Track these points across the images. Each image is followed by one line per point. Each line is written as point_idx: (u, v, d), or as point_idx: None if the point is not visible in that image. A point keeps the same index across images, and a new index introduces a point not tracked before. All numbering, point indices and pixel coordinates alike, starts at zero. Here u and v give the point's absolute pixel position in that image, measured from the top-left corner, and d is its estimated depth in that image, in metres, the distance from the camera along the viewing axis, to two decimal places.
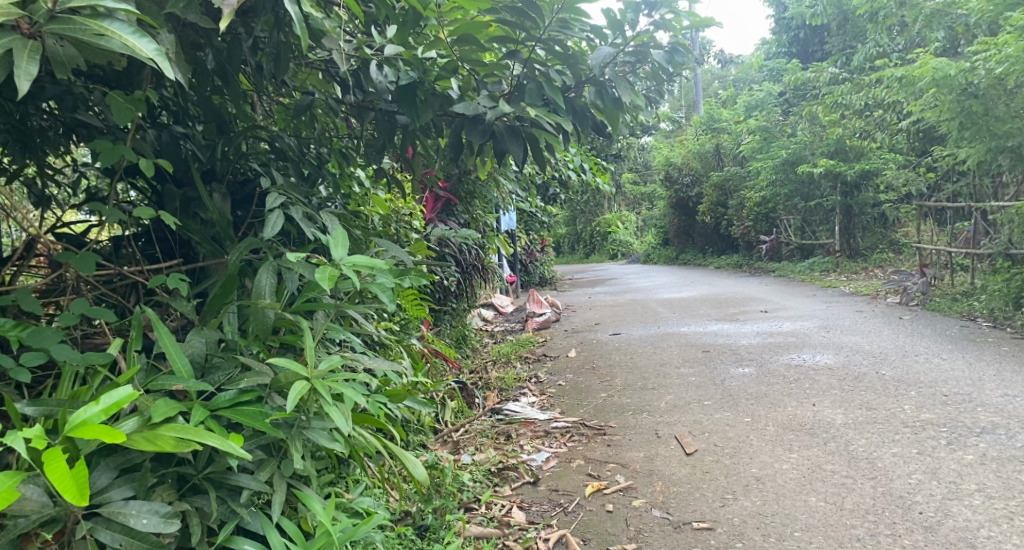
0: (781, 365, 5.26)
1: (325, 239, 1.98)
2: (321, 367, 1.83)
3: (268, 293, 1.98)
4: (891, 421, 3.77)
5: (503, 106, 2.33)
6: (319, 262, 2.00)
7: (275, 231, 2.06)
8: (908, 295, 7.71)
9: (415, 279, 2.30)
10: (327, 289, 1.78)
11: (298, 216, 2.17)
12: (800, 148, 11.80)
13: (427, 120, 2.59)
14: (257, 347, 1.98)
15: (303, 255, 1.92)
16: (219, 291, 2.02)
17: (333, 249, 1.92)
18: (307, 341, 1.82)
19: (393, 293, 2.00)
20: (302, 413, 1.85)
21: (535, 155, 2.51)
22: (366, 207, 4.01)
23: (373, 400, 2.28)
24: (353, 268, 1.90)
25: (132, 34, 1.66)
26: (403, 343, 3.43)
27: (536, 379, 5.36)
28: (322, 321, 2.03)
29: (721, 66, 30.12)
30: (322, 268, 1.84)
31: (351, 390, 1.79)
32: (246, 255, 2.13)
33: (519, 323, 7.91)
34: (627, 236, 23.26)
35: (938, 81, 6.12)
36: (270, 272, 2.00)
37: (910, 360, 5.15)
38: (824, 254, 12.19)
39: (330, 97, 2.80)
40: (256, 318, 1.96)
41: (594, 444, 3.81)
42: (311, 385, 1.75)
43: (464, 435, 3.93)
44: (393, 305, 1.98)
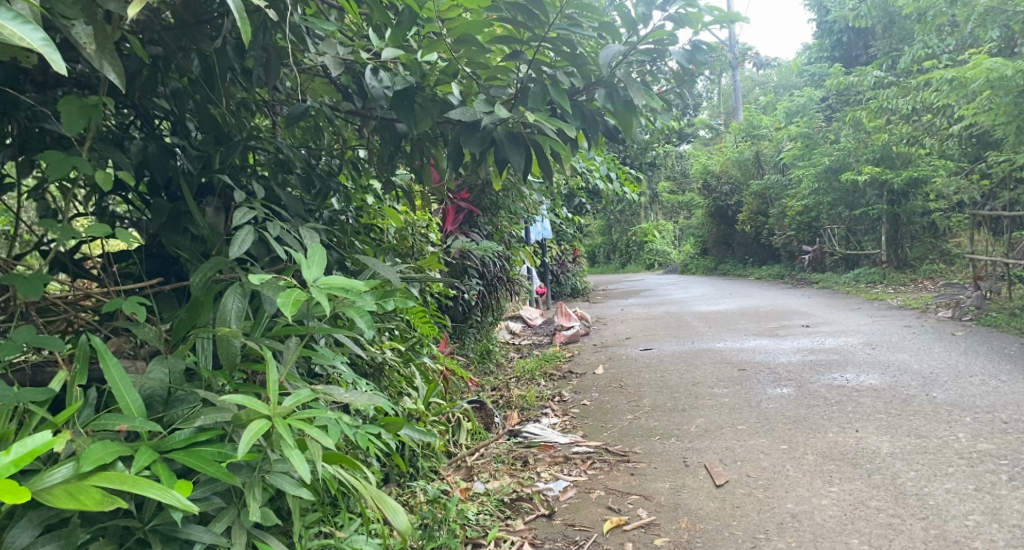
0: (822, 385, 4.96)
1: (297, 257, 1.76)
2: (286, 401, 1.64)
3: (232, 319, 1.78)
4: (944, 452, 3.46)
5: (502, 111, 2.12)
6: (288, 281, 1.78)
7: (240, 251, 1.87)
8: (961, 310, 7.32)
9: (404, 298, 2.09)
10: (289, 316, 1.56)
11: (268, 236, 1.97)
12: (844, 154, 11.41)
13: (426, 128, 2.35)
14: (223, 379, 1.79)
15: (269, 276, 1.70)
16: (184, 316, 1.82)
17: (303, 269, 1.69)
18: (270, 375, 1.63)
19: (374, 318, 1.78)
20: (266, 452, 1.68)
21: (539, 164, 2.30)
22: (380, 221, 3.84)
23: (365, 432, 2.06)
24: (324, 292, 1.67)
25: (14, 21, 1.46)
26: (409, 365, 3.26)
27: (560, 398, 5.12)
28: (295, 348, 1.82)
29: (762, 71, 29.55)
30: (285, 293, 1.62)
31: (319, 431, 1.59)
32: (215, 278, 1.94)
33: (548, 337, 7.67)
34: (664, 246, 22.93)
35: (993, 82, 5.75)
36: (238, 295, 1.79)
37: (964, 381, 4.80)
38: (869, 265, 11.76)
39: (327, 105, 2.57)
40: (221, 345, 1.77)
41: (616, 473, 3.56)
42: (270, 424, 1.56)
43: (478, 460, 3.72)
44: (375, 332, 1.76)
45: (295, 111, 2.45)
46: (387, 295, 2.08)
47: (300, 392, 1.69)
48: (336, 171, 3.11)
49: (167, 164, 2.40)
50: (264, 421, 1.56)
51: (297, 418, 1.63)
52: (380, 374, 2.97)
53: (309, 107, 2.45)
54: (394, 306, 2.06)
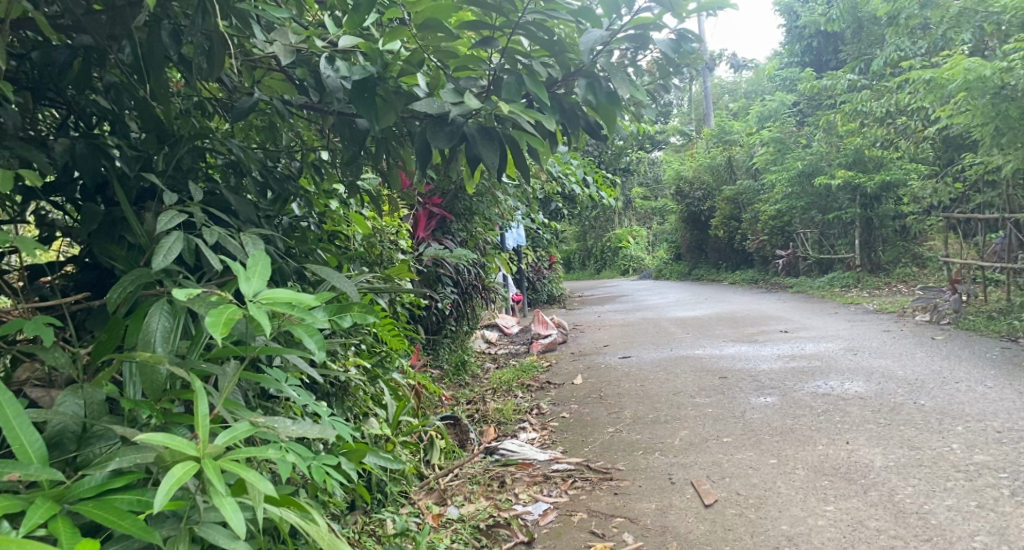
0: (806, 393, 4.79)
1: (234, 267, 1.52)
2: (217, 440, 1.47)
3: (157, 341, 1.60)
4: (940, 464, 3.30)
5: (474, 101, 1.90)
6: (222, 295, 1.55)
7: (165, 264, 1.69)
8: (939, 313, 7.23)
9: (362, 315, 1.86)
10: (218, 339, 1.34)
11: (203, 245, 1.76)
12: (816, 158, 11.33)
13: (390, 123, 2.12)
14: (146, 411, 1.61)
15: (199, 291, 1.47)
16: (101, 338, 1.67)
17: (240, 282, 1.45)
18: (199, 410, 1.46)
19: (324, 338, 1.56)
20: (194, 499, 1.53)
21: (517, 161, 2.08)
22: (345, 227, 3.62)
23: (320, 465, 1.88)
24: (263, 309, 1.44)
25: None
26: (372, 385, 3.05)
27: (538, 411, 4.91)
28: (234, 372, 1.64)
29: (733, 77, 29.69)
30: (217, 311, 1.40)
31: (255, 474, 1.44)
32: (142, 292, 1.77)
33: (524, 346, 7.47)
34: (638, 252, 22.89)
35: (971, 83, 5.63)
36: (163, 315, 1.62)
37: (951, 388, 4.66)
38: (843, 268, 11.70)
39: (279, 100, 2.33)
40: (145, 372, 1.60)
41: (598, 492, 3.35)
42: (197, 467, 1.40)
43: (452, 481, 3.51)
44: (324, 355, 1.54)
45: (242, 105, 2.21)
46: (343, 310, 1.85)
47: (234, 426, 1.53)
48: (297, 175, 2.90)
49: (98, 166, 2.11)
50: (190, 464, 1.40)
51: (230, 458, 1.47)
52: (343, 395, 2.78)
53: (258, 101, 2.22)
54: (352, 323, 1.84)
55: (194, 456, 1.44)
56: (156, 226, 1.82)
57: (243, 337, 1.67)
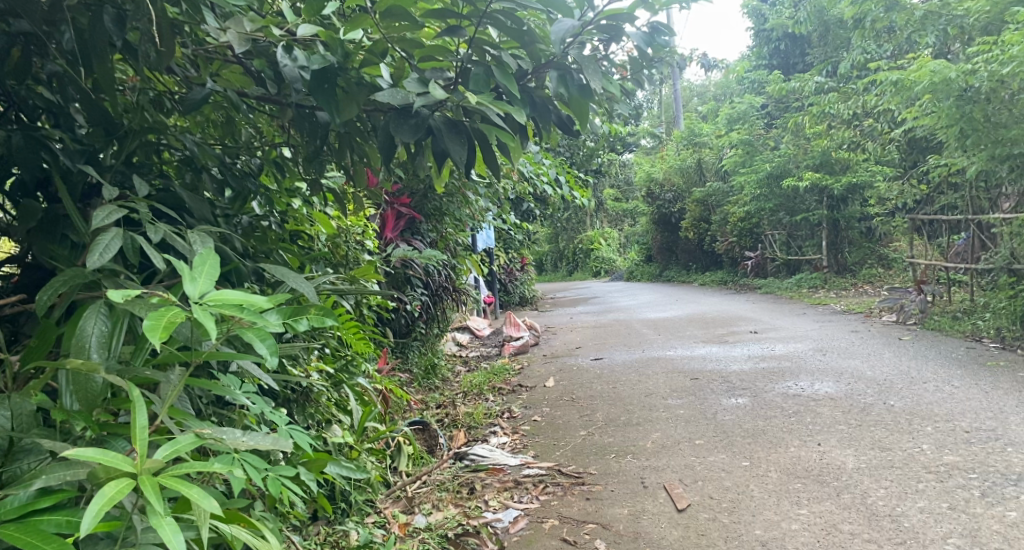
0: (777, 394, 4.78)
1: (179, 266, 1.43)
2: (156, 454, 1.41)
3: (93, 347, 1.51)
4: (911, 466, 3.28)
5: (439, 91, 1.83)
6: (164, 296, 1.47)
7: (102, 262, 1.61)
8: (905, 314, 7.29)
9: (317, 319, 1.77)
10: (157, 343, 1.26)
11: (143, 242, 1.68)
12: (785, 160, 11.41)
13: (352, 117, 2.07)
14: (82, 423, 1.53)
15: (138, 292, 1.39)
16: (33, 343, 1.59)
17: (184, 282, 1.36)
18: (136, 423, 1.39)
19: (275, 343, 1.48)
20: (132, 519, 1.46)
21: (487, 155, 2.01)
22: (309, 228, 3.54)
23: (274, 477, 1.81)
24: (209, 312, 1.35)
25: None
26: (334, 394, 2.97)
27: (510, 414, 4.84)
28: (178, 381, 1.57)
29: (702, 80, 29.89)
30: (156, 315, 1.31)
31: (197, 491, 1.37)
32: (75, 295, 1.68)
33: (496, 349, 7.40)
34: (610, 253, 22.98)
35: (936, 84, 5.65)
36: (99, 318, 1.52)
37: (919, 388, 4.67)
38: (811, 269, 11.79)
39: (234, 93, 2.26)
40: (80, 383, 1.52)
41: (570, 498, 3.30)
42: (131, 485, 1.34)
43: (420, 489, 3.44)
44: (277, 363, 1.45)
45: (194, 98, 2.12)
46: (299, 313, 1.77)
47: (175, 440, 1.46)
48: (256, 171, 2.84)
49: (38, 158, 2.03)
50: (124, 482, 1.34)
51: (170, 474, 1.40)
52: (303, 403, 2.74)
53: (210, 92, 2.13)
54: (308, 327, 1.75)
55: (130, 473, 1.38)
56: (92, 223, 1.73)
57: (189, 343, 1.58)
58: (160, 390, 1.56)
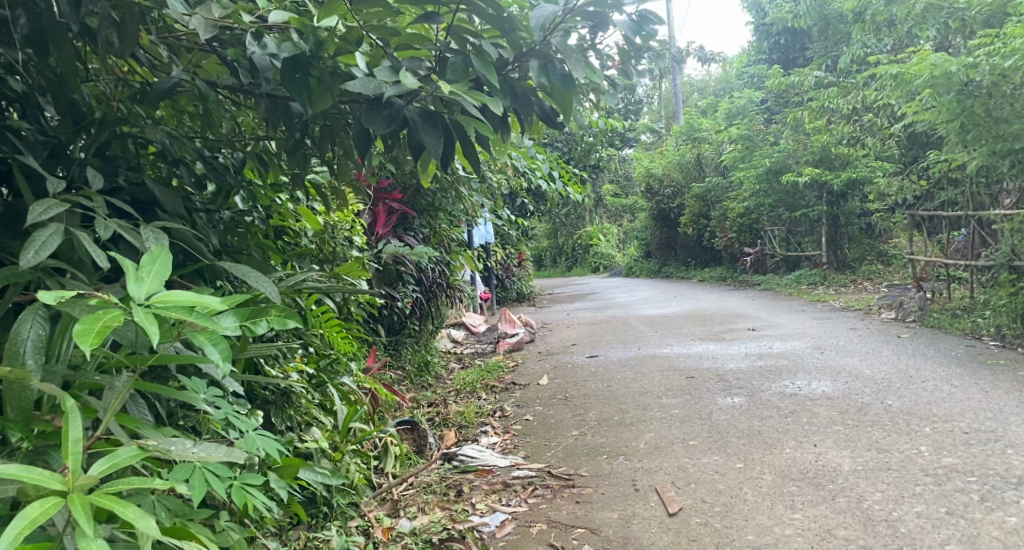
0: (773, 393, 4.69)
1: (127, 264, 1.36)
2: (91, 470, 1.36)
3: (28, 353, 1.47)
4: (909, 468, 3.20)
5: (410, 79, 1.74)
6: (103, 298, 1.39)
7: (36, 261, 1.55)
8: (904, 311, 7.21)
9: (278, 320, 1.74)
10: (88, 350, 1.20)
11: (84, 239, 1.61)
12: (784, 156, 11.31)
13: (327, 109, 2.00)
14: (18, 433, 1.50)
15: (73, 293, 1.33)
16: None
17: (128, 283, 1.30)
18: (68, 436, 1.34)
19: (228, 346, 1.41)
20: (64, 540, 1.38)
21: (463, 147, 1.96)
22: (294, 224, 3.46)
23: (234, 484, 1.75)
24: (153, 314, 1.29)
25: None
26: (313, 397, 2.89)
27: (501, 413, 4.76)
28: (121, 387, 1.52)
29: (701, 74, 29.73)
30: (89, 318, 1.26)
31: (132, 510, 1.32)
32: (17, 296, 1.64)
33: (491, 345, 7.32)
34: (609, 249, 22.88)
35: (936, 78, 5.54)
36: (35, 323, 1.48)
37: (918, 387, 4.59)
38: (810, 266, 11.70)
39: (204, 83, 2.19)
40: (18, 392, 1.50)
41: (559, 501, 3.22)
42: (59, 504, 1.29)
43: (406, 491, 3.36)
44: (229, 366, 1.39)
45: (160, 87, 2.06)
46: (257, 315, 1.73)
47: (112, 453, 1.41)
48: (239, 166, 2.87)
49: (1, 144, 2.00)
50: (51, 501, 1.29)
51: (104, 491, 1.35)
52: (282, 404, 2.67)
53: (177, 81, 2.07)
54: (268, 328, 1.72)
55: (60, 490, 1.33)
56: (29, 217, 1.65)
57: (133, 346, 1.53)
58: (101, 396, 1.51)
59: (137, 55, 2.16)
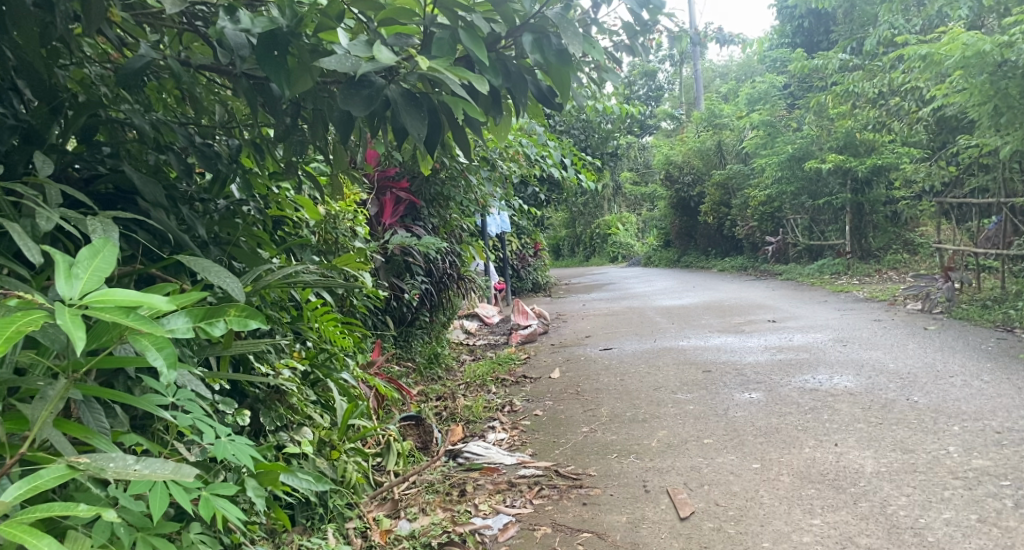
0: (793, 389, 4.52)
1: (59, 258, 1.33)
2: (6, 495, 1.25)
3: None
4: (936, 471, 3.03)
5: (386, 54, 1.60)
6: (26, 299, 1.34)
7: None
8: (931, 302, 6.98)
9: (237, 320, 1.65)
10: None
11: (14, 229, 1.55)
12: (807, 142, 11.05)
13: (306, 90, 1.89)
14: None
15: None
16: None
17: (58, 284, 1.27)
18: None
19: (174, 350, 1.38)
20: None
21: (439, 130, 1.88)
22: (293, 214, 3.34)
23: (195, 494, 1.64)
24: (85, 315, 1.26)
25: None
26: (304, 396, 2.76)
27: (511, 408, 4.62)
28: (51, 399, 1.40)
29: (724, 61, 29.35)
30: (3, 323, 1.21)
31: (45, 543, 1.22)
32: None
33: (504, 337, 7.18)
34: (628, 238, 22.69)
35: (968, 58, 5.30)
36: None
37: (945, 383, 4.39)
38: (833, 255, 11.44)
39: (175, 60, 2.15)
40: None
41: (565, 503, 3.08)
42: None
43: (407, 491, 3.23)
44: (174, 372, 1.37)
45: (132, 66, 2.03)
46: (213, 315, 1.64)
47: (34, 475, 1.30)
48: (236, 153, 2.76)
49: None
50: None
51: (18, 520, 1.25)
52: (271, 401, 2.56)
53: (150, 61, 2.04)
54: (223, 331, 1.62)
55: None
56: None
57: (66, 352, 1.42)
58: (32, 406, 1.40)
59: (104, 30, 2.08)
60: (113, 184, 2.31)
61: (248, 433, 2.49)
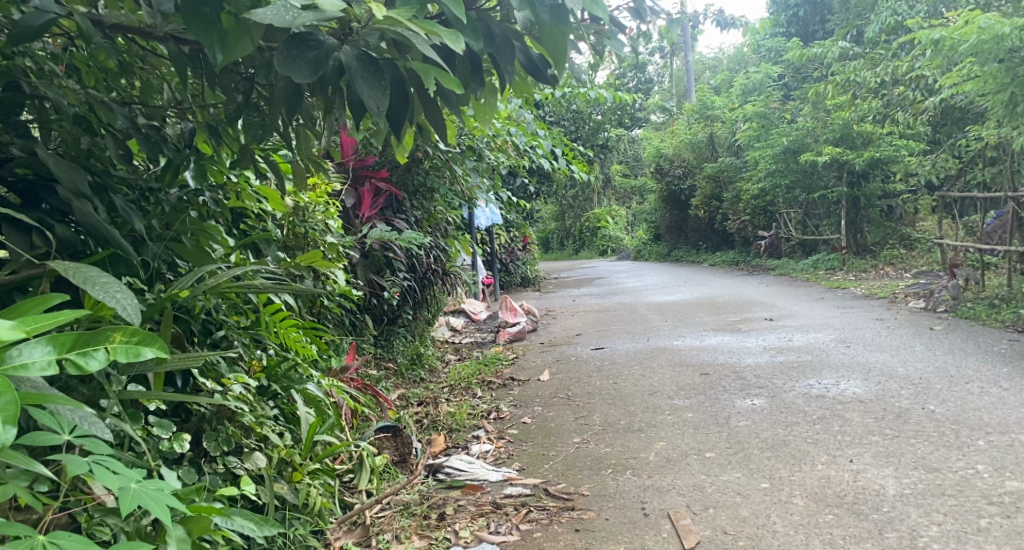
0: (798, 395, 4.22)
1: None
2: None
3: None
4: (967, 494, 2.73)
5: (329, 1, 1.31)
6: None
7: None
8: (936, 300, 6.69)
9: (120, 352, 1.46)
10: None
11: None
12: (802, 134, 10.76)
13: (247, 53, 1.60)
14: None
15: None
16: None
17: None
18: None
19: (12, 400, 1.26)
20: None
21: (401, 98, 1.59)
22: (255, 205, 3.02)
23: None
24: None
25: None
26: (258, 414, 2.44)
27: (497, 415, 4.30)
28: None
29: (714, 52, 29.04)
30: None
31: None
32: None
33: (490, 335, 6.84)
34: (617, 232, 22.39)
35: (984, 43, 5.00)
36: None
37: (962, 390, 4.09)
38: (828, 249, 11.14)
39: (89, 19, 1.85)
40: None
41: (556, 529, 2.77)
42: None
43: (379, 516, 2.90)
44: (10, 427, 1.24)
45: (30, 22, 1.73)
46: (87, 343, 1.45)
47: None
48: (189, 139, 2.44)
49: None
50: None
51: None
52: (216, 422, 2.25)
53: (53, 18, 1.75)
54: (101, 362, 1.44)
55: None
56: None
57: None
58: None
59: None
60: (31, 168, 2.00)
61: (189, 459, 2.19)
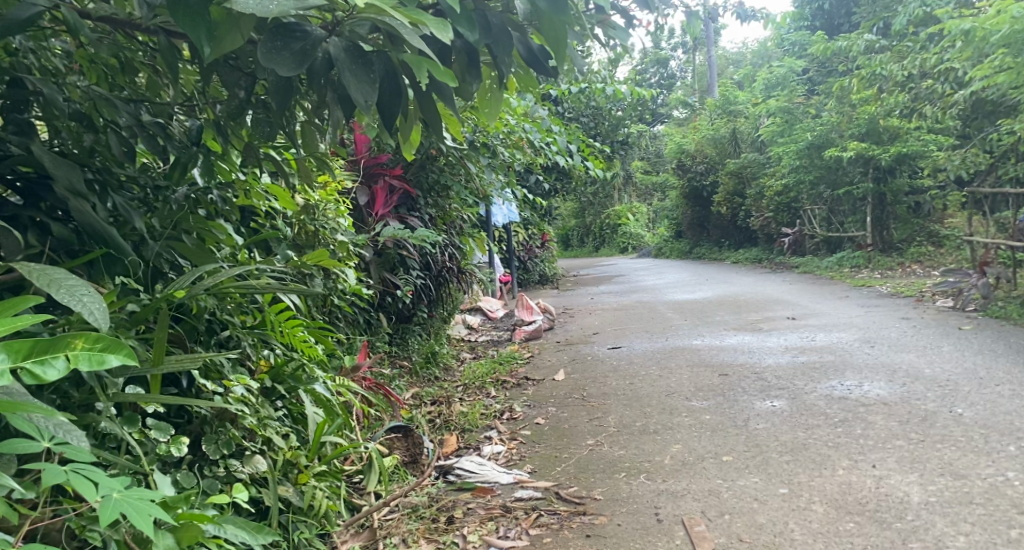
0: (819, 396, 4.12)
1: None
2: None
3: None
4: (995, 503, 2.63)
5: None
6: None
7: None
8: (964, 299, 6.53)
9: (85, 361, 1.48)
10: None
11: None
12: (827, 129, 10.58)
13: (238, 46, 1.56)
14: None
15: None
16: None
17: None
18: None
19: None
20: None
21: (391, 92, 1.63)
22: (263, 203, 2.97)
23: None
24: None
25: None
26: (261, 416, 2.40)
27: (510, 415, 4.24)
28: None
29: (738, 48, 28.78)
30: None
31: None
32: None
33: (507, 334, 6.78)
34: (637, 229, 22.25)
35: (1015, 33, 4.86)
36: None
37: (991, 393, 3.97)
38: (852, 247, 10.96)
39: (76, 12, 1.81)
40: None
41: (566, 534, 2.70)
42: None
43: (387, 518, 2.85)
44: None
45: (17, 16, 1.70)
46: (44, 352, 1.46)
47: None
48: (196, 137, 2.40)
49: None
50: None
51: None
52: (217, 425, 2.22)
53: (40, 11, 1.72)
54: (60, 372, 1.45)
55: None
56: None
57: None
58: None
59: None
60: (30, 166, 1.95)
61: (188, 461, 2.16)
